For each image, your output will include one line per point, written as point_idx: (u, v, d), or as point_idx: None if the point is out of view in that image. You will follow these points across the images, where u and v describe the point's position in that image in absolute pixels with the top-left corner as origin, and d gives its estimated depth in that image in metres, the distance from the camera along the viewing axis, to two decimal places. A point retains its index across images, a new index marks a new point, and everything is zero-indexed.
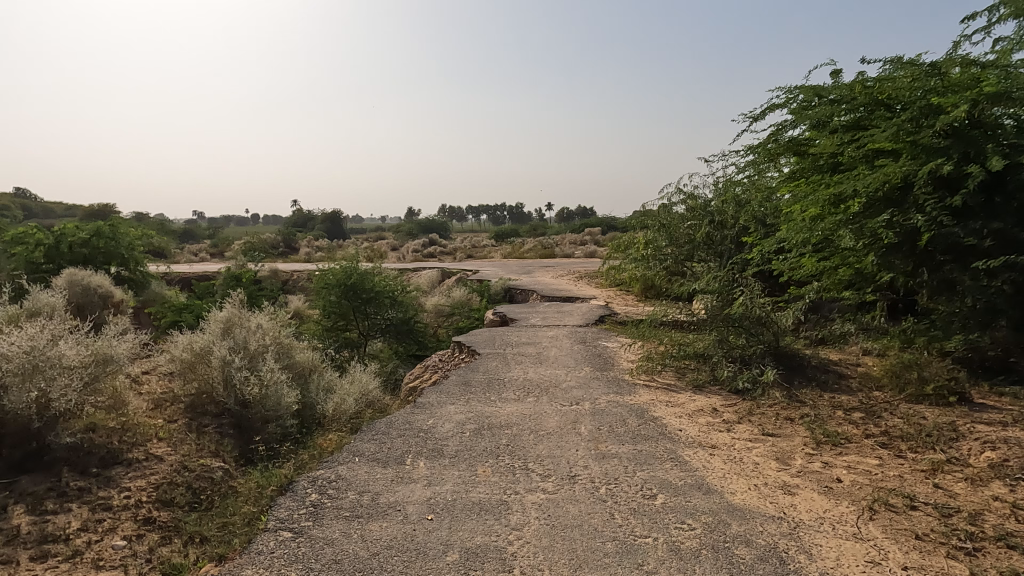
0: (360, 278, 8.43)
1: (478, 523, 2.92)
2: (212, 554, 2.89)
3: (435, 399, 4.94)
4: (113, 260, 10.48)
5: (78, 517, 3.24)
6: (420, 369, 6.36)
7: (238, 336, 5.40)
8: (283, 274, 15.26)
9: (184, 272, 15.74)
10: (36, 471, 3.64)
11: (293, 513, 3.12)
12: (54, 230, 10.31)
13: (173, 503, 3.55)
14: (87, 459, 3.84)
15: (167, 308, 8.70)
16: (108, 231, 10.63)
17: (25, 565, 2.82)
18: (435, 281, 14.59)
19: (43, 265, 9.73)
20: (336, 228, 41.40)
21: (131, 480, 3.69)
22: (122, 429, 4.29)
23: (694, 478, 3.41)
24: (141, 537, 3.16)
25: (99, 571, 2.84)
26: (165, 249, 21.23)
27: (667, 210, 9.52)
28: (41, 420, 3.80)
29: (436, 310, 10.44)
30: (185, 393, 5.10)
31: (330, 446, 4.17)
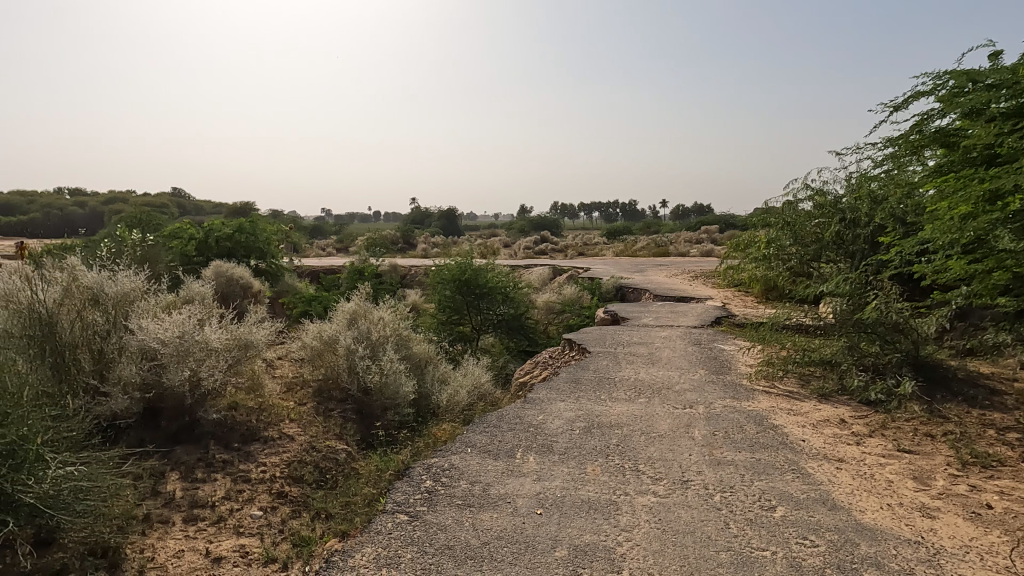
0: (473, 274, 8.65)
1: (587, 522, 2.92)
2: (336, 530, 3.09)
3: (546, 395, 4.98)
4: (252, 253, 11.42)
5: (222, 486, 3.58)
6: (531, 365, 6.43)
7: (362, 327, 5.72)
8: (402, 268, 15.98)
9: (314, 266, 16.89)
10: (188, 442, 4.05)
11: (410, 497, 3.27)
12: (203, 226, 11.39)
13: (303, 479, 3.82)
14: (230, 435, 4.22)
15: (298, 299, 9.36)
16: (248, 227, 11.60)
17: (179, 526, 3.15)
18: (547, 278, 14.69)
19: (194, 257, 10.77)
20: (451, 225, 42.65)
21: (267, 457, 4.01)
22: (259, 409, 4.68)
23: (818, 492, 3.21)
24: (275, 509, 3.44)
25: (240, 536, 3.12)
26: (297, 245, 22.87)
27: (792, 207, 9.00)
28: (193, 397, 4.23)
29: (547, 307, 10.51)
30: (314, 378, 5.47)
31: (444, 435, 4.31)
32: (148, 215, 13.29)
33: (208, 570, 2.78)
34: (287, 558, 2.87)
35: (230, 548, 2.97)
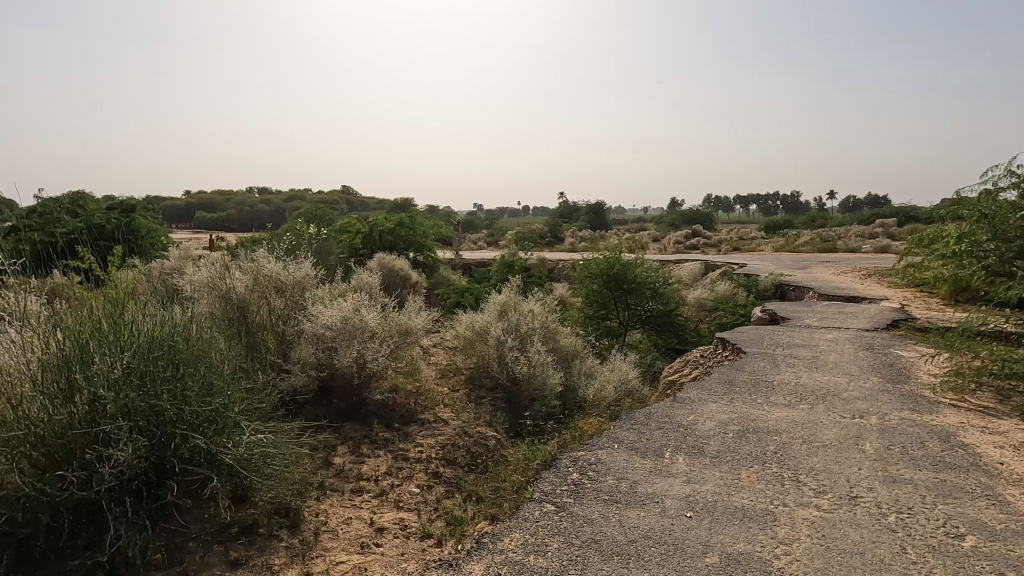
0: (622, 269, 8.55)
1: (740, 530, 2.79)
2: (485, 513, 3.21)
3: (696, 395, 4.81)
4: (411, 246, 12.16)
5: (384, 463, 3.86)
6: (680, 363, 6.23)
7: (512, 319, 5.87)
8: (550, 262, 16.19)
9: (467, 259, 17.63)
10: (354, 420, 4.41)
11: (556, 488, 3.32)
12: (368, 221, 12.29)
13: (455, 462, 4.01)
14: (390, 416, 4.53)
15: (451, 291, 9.81)
16: (408, 221, 12.35)
17: (348, 495, 3.45)
18: (699, 274, 14.13)
19: (361, 250, 11.65)
20: (599, 219, 42.37)
21: (423, 438, 4.26)
22: (417, 393, 4.99)
23: (1019, 524, 2.80)
24: (430, 487, 3.64)
25: (399, 509, 3.34)
26: (451, 238, 24.01)
27: (991, 197, 7.87)
28: (360, 378, 4.59)
29: (698, 304, 10.13)
30: (466, 366, 5.72)
31: (591, 429, 4.32)
32: (322, 211, 14.59)
33: (372, 538, 3.01)
34: (441, 535, 3.03)
35: (391, 520, 3.19)
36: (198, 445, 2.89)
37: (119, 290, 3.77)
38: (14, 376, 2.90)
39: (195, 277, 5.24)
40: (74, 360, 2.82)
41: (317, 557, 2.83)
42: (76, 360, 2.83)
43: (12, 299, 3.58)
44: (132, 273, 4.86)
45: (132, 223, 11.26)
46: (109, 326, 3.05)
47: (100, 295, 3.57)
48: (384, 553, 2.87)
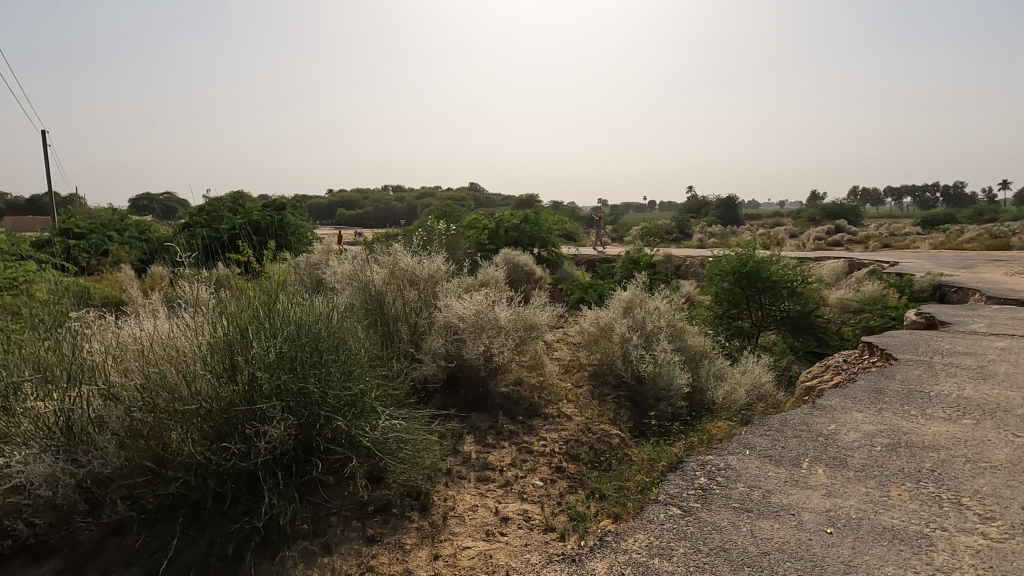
0: (756, 266, 8.11)
1: (890, 552, 2.56)
2: (609, 512, 3.19)
3: (838, 404, 4.47)
4: (536, 242, 12.28)
5: (509, 454, 3.94)
6: (820, 368, 5.81)
7: (637, 316, 5.76)
8: (677, 258, 15.70)
9: (591, 255, 17.51)
10: (481, 411, 4.54)
11: (682, 491, 3.24)
12: (495, 216, 12.57)
13: (579, 458, 4.00)
14: (515, 408, 4.62)
15: (576, 287, 9.80)
16: (533, 217, 12.46)
17: (474, 483, 3.56)
18: (842, 272, 13.10)
19: (487, 245, 11.95)
20: (731, 214, 40.43)
21: (547, 432, 4.30)
22: (541, 387, 5.04)
23: None
24: (554, 481, 3.65)
25: (523, 500, 3.40)
26: (575, 234, 23.96)
27: None
28: (486, 370, 4.72)
29: (841, 305, 9.39)
30: (590, 362, 5.70)
31: (720, 433, 4.15)
32: (451, 207, 15.11)
33: (497, 526, 3.09)
34: (564, 529, 3.04)
35: (515, 511, 3.25)
36: (340, 426, 3.11)
37: (272, 281, 4.12)
38: (188, 355, 3.27)
39: (337, 270, 5.62)
40: (236, 343, 3.13)
41: (445, 540, 2.95)
42: (238, 343, 3.14)
43: (186, 287, 4.03)
44: (284, 265, 5.30)
45: (283, 220, 12.30)
46: (265, 314, 3.35)
47: (257, 285, 3.92)
48: (509, 543, 2.93)
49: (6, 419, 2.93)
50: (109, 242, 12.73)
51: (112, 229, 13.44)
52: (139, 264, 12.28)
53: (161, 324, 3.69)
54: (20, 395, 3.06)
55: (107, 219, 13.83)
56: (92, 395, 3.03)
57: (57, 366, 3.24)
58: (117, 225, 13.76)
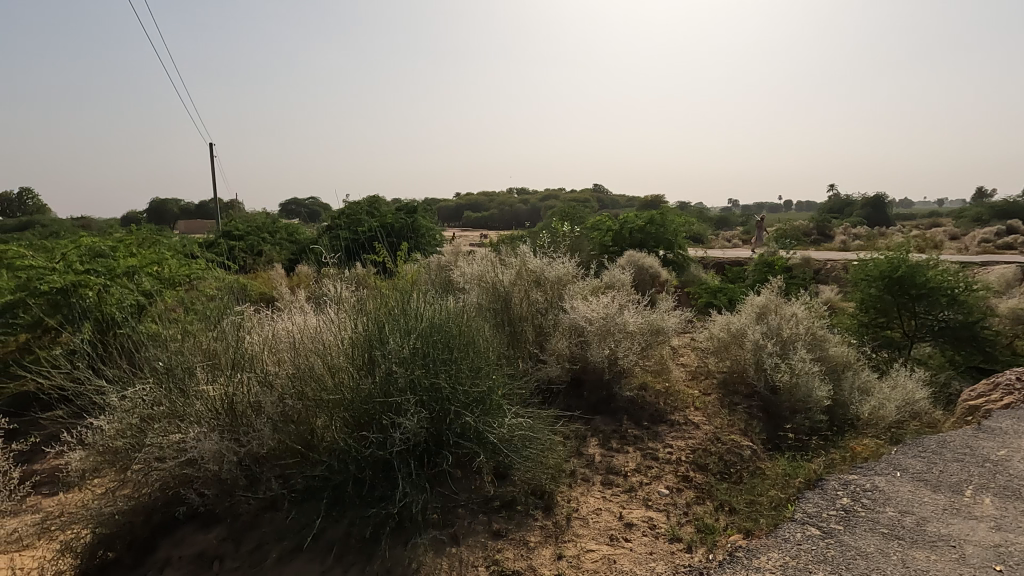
0: (910, 271, 7.38)
1: None
2: (740, 526, 3.05)
3: (1010, 428, 3.98)
4: (661, 244, 11.93)
5: (633, 459, 3.88)
6: (987, 385, 5.18)
7: (772, 322, 5.44)
8: (816, 262, 14.66)
9: (720, 258, 16.81)
10: (605, 414, 4.55)
11: (822, 511, 3.08)
12: (620, 218, 12.40)
13: (707, 468, 3.82)
14: (640, 414, 4.56)
15: (703, 290, 9.44)
16: (658, 218, 12.09)
17: (598, 486, 3.54)
18: (1015, 279, 11.63)
19: (611, 247, 11.84)
20: (879, 214, 37.12)
21: (674, 440, 4.18)
22: (667, 393, 4.92)
23: None
24: (681, 490, 3.53)
25: (648, 508, 3.32)
26: (703, 236, 23.15)
27: None
28: (611, 373, 4.66)
29: (1013, 316, 8.34)
30: (719, 369, 5.47)
31: (865, 451, 3.84)
32: (575, 209, 15.09)
33: (622, 531, 3.05)
34: (692, 540, 2.95)
35: (640, 517, 3.19)
36: (468, 422, 3.21)
37: (406, 280, 4.33)
38: (333, 349, 3.52)
39: (467, 271, 5.80)
40: (374, 338, 3.32)
41: (569, 541, 2.96)
42: (376, 338, 3.33)
43: (331, 286, 4.34)
44: (416, 266, 5.55)
45: (414, 223, 12.89)
46: (401, 312, 3.53)
47: (392, 285, 4.14)
48: (633, 549, 2.89)
49: (183, 399, 3.32)
50: (264, 243, 14.01)
51: (266, 232, 14.78)
52: (288, 263, 13.41)
53: (309, 319, 4.00)
54: (194, 378, 3.44)
55: (261, 222, 15.22)
56: (251, 381, 3.36)
57: (223, 354, 3.61)
58: (270, 228, 15.11)
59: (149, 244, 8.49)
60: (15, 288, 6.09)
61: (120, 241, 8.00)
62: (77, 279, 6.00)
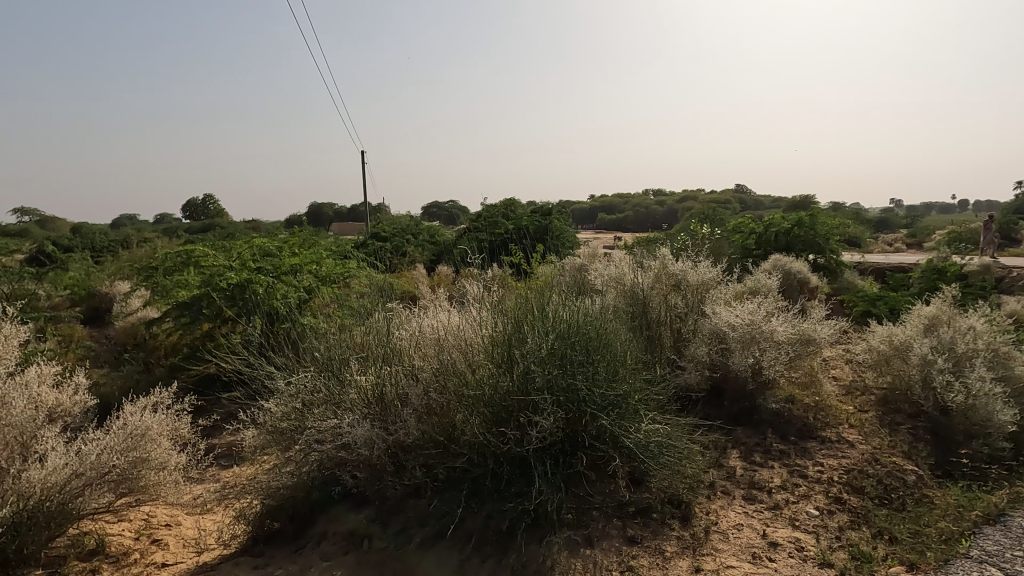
0: None
1: None
2: (902, 558, 2.79)
3: None
4: (811, 249, 11.11)
5: (779, 475, 3.66)
6: None
7: (944, 336, 4.86)
8: (999, 269, 12.95)
9: (879, 263, 15.36)
10: (747, 426, 4.34)
11: (1005, 551, 2.78)
12: (765, 220, 11.71)
13: (863, 491, 3.51)
14: (787, 428, 4.29)
15: (860, 299, 8.67)
16: (808, 221, 11.26)
17: (740, 501, 3.38)
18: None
19: (754, 251, 11.22)
20: None
21: (824, 458, 3.89)
22: (817, 408, 4.58)
23: None
24: (833, 513, 3.27)
25: (795, 528, 3.11)
26: (860, 240, 21.32)
27: None
28: (755, 383, 4.43)
29: None
30: (878, 386, 5.02)
31: None
32: (715, 210, 14.48)
33: (765, 550, 2.90)
34: (845, 568, 2.73)
35: (786, 537, 3.01)
36: (605, 425, 3.18)
37: (543, 282, 4.38)
38: (474, 347, 3.66)
39: (603, 275, 5.77)
40: (513, 338, 3.40)
41: (708, 554, 2.86)
42: (515, 337, 3.41)
43: (471, 286, 4.50)
44: (552, 267, 5.60)
45: (548, 225, 13.01)
46: (540, 313, 3.59)
47: (530, 286, 4.21)
48: (778, 570, 2.73)
49: (339, 388, 3.60)
50: (407, 244, 14.81)
51: (409, 234, 15.61)
52: (429, 264, 14.08)
53: (451, 317, 4.18)
54: (348, 369, 3.72)
55: (406, 224, 16.11)
56: (399, 374, 3.57)
57: (374, 348, 3.87)
58: (413, 230, 15.94)
59: (309, 245, 9.29)
60: (201, 283, 6.92)
61: (285, 241, 8.82)
62: (250, 276, 6.69)
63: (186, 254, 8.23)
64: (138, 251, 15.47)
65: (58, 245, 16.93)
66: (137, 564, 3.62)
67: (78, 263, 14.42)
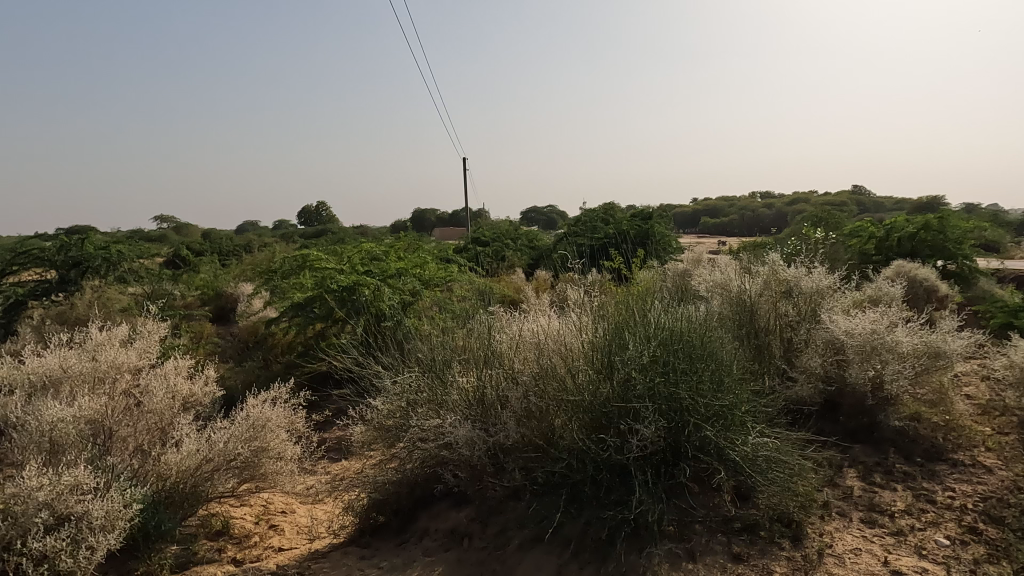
0: None
1: None
2: None
3: None
4: (940, 254, 10.21)
5: (903, 499, 3.39)
6: None
7: None
8: None
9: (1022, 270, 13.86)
10: (866, 444, 4.07)
11: None
12: (886, 223, 10.90)
13: (1002, 521, 3.17)
14: (912, 448, 3.97)
15: (999, 309, 7.86)
16: (937, 224, 10.38)
17: (857, 524, 3.16)
18: None
19: (873, 256, 10.47)
20: None
21: (956, 483, 3.55)
22: (947, 427, 4.13)
23: None
24: (966, 544, 2.98)
25: (921, 557, 2.86)
26: (998, 245, 19.39)
27: None
28: (875, 399, 4.14)
29: None
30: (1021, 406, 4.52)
31: None
32: (829, 213, 13.66)
33: None
34: None
35: (910, 566, 2.77)
36: (709, 437, 3.08)
37: (644, 287, 4.31)
38: (574, 352, 3.65)
39: (708, 282, 5.60)
40: (614, 344, 3.37)
41: None
42: (616, 344, 3.38)
43: (571, 291, 4.49)
44: (653, 272, 5.50)
45: (649, 229, 12.77)
46: (642, 319, 3.53)
47: (631, 291, 4.15)
48: None
49: (442, 389, 3.71)
50: (507, 249, 15.03)
51: (508, 239, 15.80)
52: (528, 268, 14.21)
53: (552, 322, 4.19)
54: (451, 371, 3.83)
55: (506, 229, 16.35)
56: (500, 377, 3.62)
57: (476, 350, 3.95)
58: (512, 235, 16.12)
59: (413, 250, 9.63)
60: (315, 285, 7.35)
61: (391, 246, 9.19)
62: (360, 279, 7.03)
63: (302, 258, 8.77)
64: (259, 255, 16.68)
65: (192, 250, 18.54)
66: (257, 546, 3.88)
67: (208, 266, 15.72)
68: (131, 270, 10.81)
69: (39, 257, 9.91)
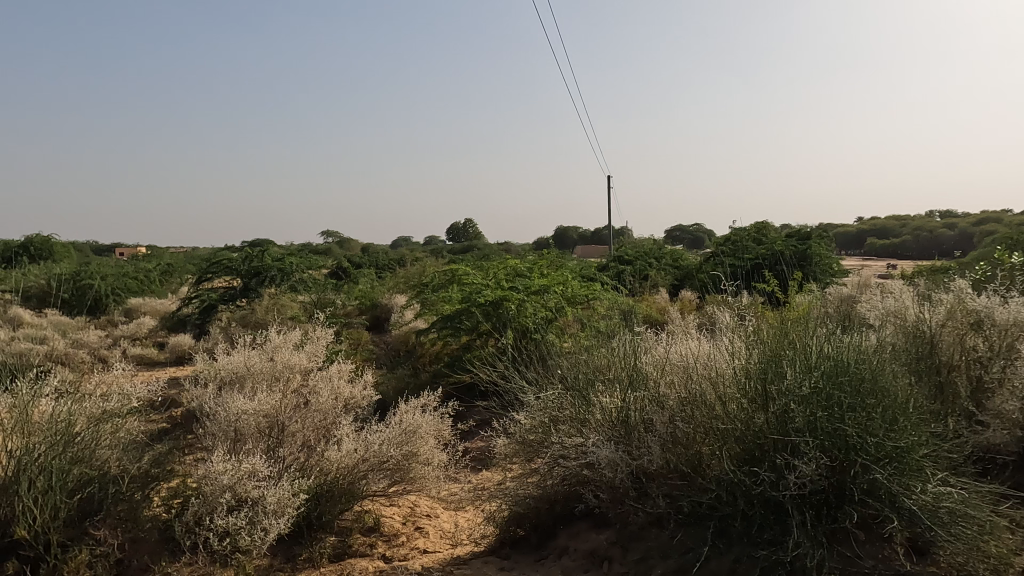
0: None
1: None
2: None
3: None
4: None
5: None
6: None
7: None
8: None
9: None
10: None
11: None
12: None
13: None
14: None
15: None
16: None
17: None
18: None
19: None
20: None
21: None
22: None
23: None
24: None
25: None
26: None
27: None
28: None
29: None
30: None
31: None
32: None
33: None
34: None
35: None
36: (879, 480, 2.80)
37: (801, 312, 4.03)
38: (725, 378, 3.49)
39: (879, 310, 5.10)
40: (769, 372, 3.18)
41: None
42: (772, 372, 3.19)
43: (721, 313, 4.31)
44: (812, 296, 5.14)
45: (807, 250, 11.93)
46: (801, 347, 3.30)
47: (788, 316, 3.90)
48: None
49: (586, 407, 3.70)
50: (651, 268, 14.72)
51: (652, 258, 15.44)
52: (672, 288, 13.82)
53: (701, 345, 4.04)
54: (594, 390, 3.81)
55: (649, 248, 16.06)
56: (645, 400, 3.55)
57: (620, 370, 3.90)
58: (656, 254, 15.76)
59: (556, 267, 9.74)
60: (462, 299, 7.67)
61: (535, 263, 9.35)
62: (505, 295, 7.22)
63: (451, 272, 9.19)
64: (412, 269, 17.74)
65: (353, 263, 20.14)
66: (404, 546, 4.07)
67: (367, 278, 17.00)
68: (301, 280, 11.94)
69: (229, 266, 11.26)
